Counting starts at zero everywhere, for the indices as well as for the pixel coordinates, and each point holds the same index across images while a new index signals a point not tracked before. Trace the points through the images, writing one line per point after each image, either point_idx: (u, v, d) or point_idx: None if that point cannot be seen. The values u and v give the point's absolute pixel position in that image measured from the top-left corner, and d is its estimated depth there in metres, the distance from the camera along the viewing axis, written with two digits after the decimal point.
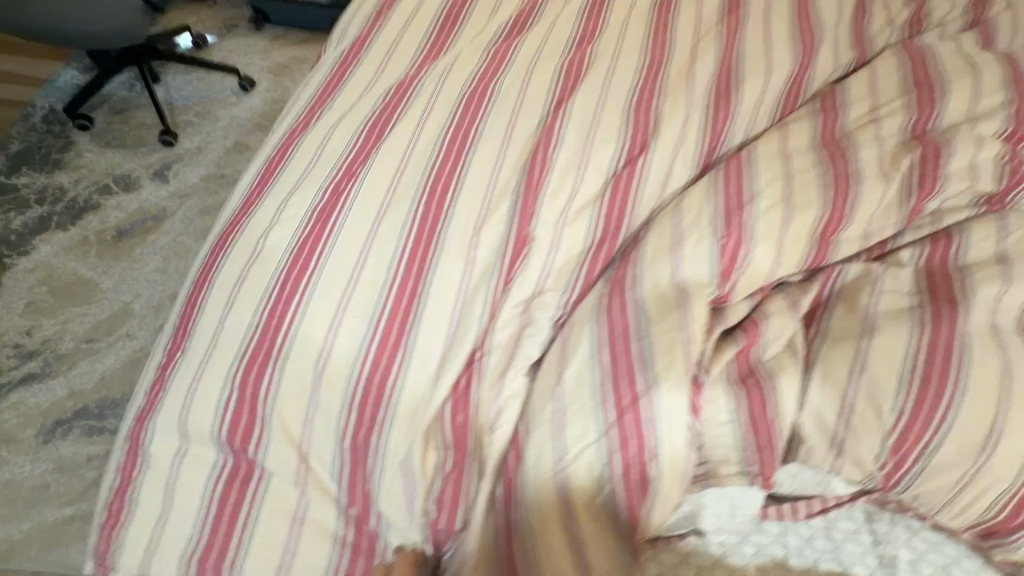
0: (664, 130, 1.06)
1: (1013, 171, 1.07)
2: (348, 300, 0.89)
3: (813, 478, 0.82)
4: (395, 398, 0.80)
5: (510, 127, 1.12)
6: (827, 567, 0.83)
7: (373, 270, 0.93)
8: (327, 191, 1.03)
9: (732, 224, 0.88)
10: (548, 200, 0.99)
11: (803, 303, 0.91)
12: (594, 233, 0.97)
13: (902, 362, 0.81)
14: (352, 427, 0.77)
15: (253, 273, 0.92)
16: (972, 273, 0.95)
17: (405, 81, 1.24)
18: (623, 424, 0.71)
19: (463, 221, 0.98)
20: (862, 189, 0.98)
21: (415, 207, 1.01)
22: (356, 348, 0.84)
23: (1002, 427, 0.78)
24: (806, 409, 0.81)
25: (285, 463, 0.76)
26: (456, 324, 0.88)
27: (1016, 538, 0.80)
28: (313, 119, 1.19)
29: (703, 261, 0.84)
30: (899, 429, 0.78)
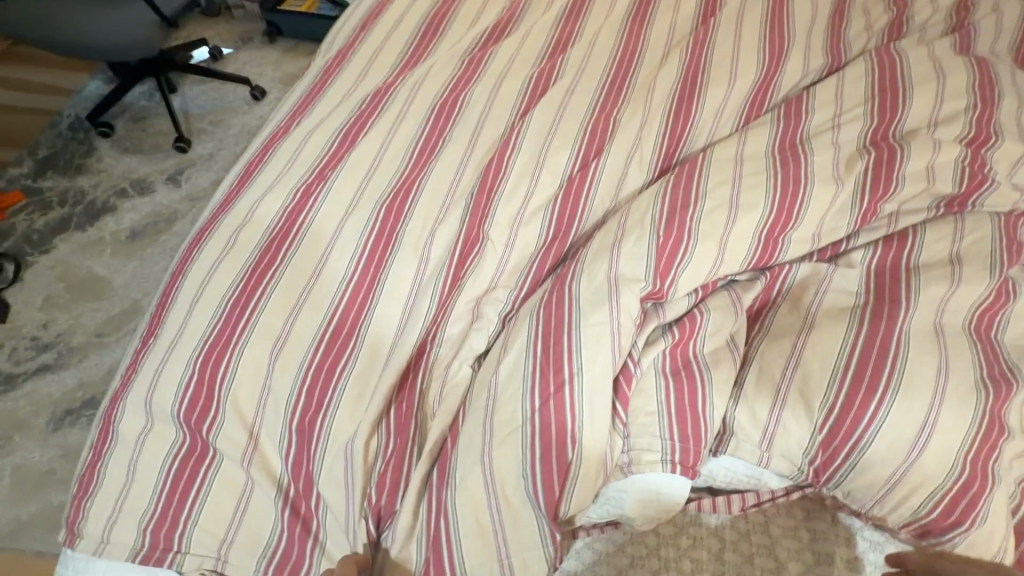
0: (619, 136, 1.13)
1: (973, 174, 1.08)
2: (310, 293, 0.96)
3: (746, 472, 0.83)
4: (342, 384, 0.85)
5: (478, 135, 1.21)
6: (762, 564, 0.84)
7: (335, 266, 1.00)
8: (299, 192, 1.10)
9: (675, 222, 0.92)
10: (503, 203, 1.05)
11: (745, 300, 0.92)
12: (546, 232, 1.03)
13: (836, 359, 0.83)
14: (300, 409, 0.82)
15: (223, 267, 0.98)
16: (922, 273, 0.96)
17: (383, 89, 1.31)
18: (546, 410, 0.75)
19: (423, 221, 1.06)
20: (812, 191, 1.01)
21: (379, 208, 1.08)
22: (310, 338, 0.90)
23: (935, 425, 0.78)
24: (739, 402, 0.82)
25: (233, 443, 0.80)
26: (409, 316, 0.94)
27: (951, 539, 0.78)
28: (294, 124, 1.26)
29: (642, 257, 0.87)
30: (829, 425, 0.79)
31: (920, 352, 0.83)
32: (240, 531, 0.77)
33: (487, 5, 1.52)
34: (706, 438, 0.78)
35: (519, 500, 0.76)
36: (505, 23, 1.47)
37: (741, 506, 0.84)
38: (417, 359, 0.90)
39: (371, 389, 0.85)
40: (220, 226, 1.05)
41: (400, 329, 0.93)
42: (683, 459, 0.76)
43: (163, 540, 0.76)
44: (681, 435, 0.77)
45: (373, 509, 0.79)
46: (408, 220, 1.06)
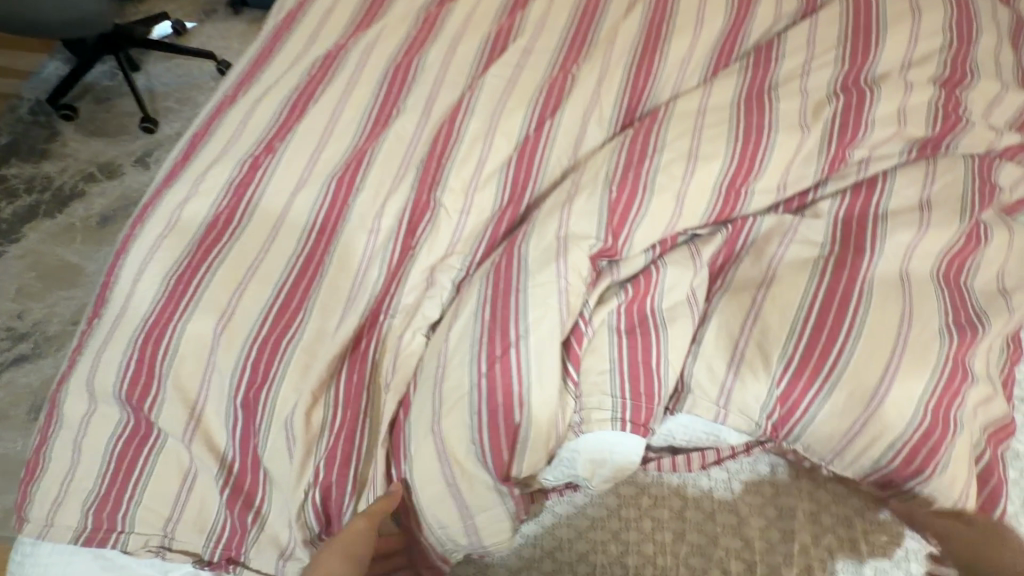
0: (578, 91, 1.08)
1: (945, 116, 1.05)
2: (257, 267, 0.92)
3: (704, 429, 0.81)
4: (288, 356, 0.82)
5: (435, 97, 1.15)
6: (723, 519, 0.83)
7: (285, 240, 0.96)
8: (245, 162, 1.05)
9: (630, 177, 0.89)
10: (457, 168, 1.01)
11: (705, 254, 0.89)
12: (502, 195, 0.99)
13: (795, 312, 0.80)
14: (245, 384, 0.80)
15: (166, 243, 0.94)
16: (889, 220, 0.92)
17: (334, 52, 1.24)
18: (494, 374, 0.72)
19: (376, 191, 1.02)
20: (775, 139, 0.97)
21: (330, 178, 1.04)
22: (257, 313, 0.87)
23: (897, 375, 0.76)
24: (697, 359, 0.80)
25: (174, 420, 0.78)
26: (360, 288, 0.91)
27: (913, 487, 0.78)
28: (241, 92, 1.20)
29: (594, 214, 0.84)
30: (787, 378, 0.77)
31: (884, 301, 0.81)
32: (185, 508, 0.76)
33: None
34: (661, 397, 0.76)
35: (472, 464, 0.75)
36: None
37: (700, 464, 0.83)
38: (369, 331, 0.87)
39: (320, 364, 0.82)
40: (162, 201, 1.01)
41: (352, 302, 0.89)
42: (637, 418, 0.75)
43: (107, 521, 0.74)
44: (635, 394, 0.75)
45: (321, 481, 0.76)
46: (359, 190, 1.01)
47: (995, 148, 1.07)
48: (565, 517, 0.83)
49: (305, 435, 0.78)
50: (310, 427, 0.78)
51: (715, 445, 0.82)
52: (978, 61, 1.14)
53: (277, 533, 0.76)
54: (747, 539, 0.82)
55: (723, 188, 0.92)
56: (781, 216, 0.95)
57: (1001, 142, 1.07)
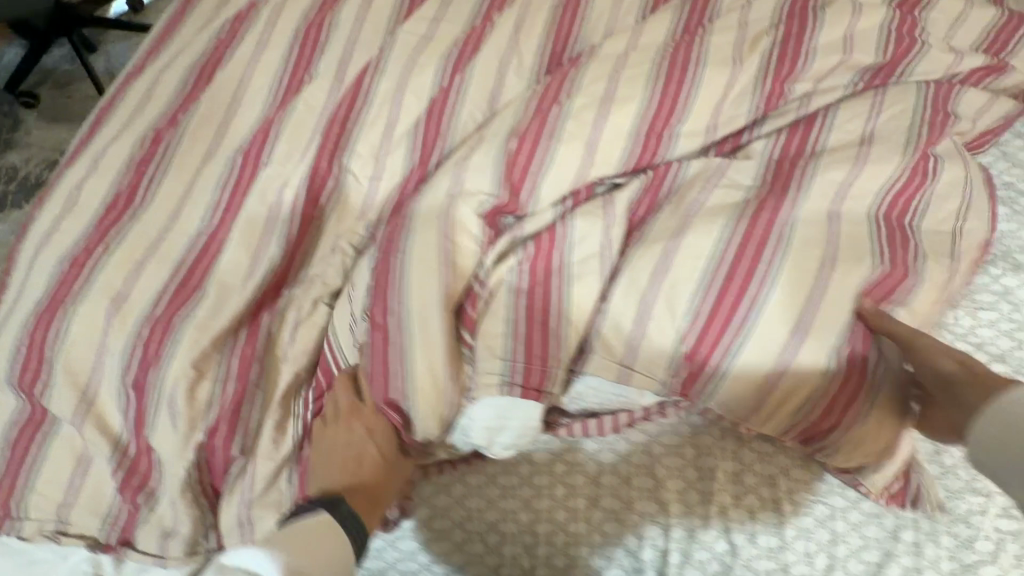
0: (497, 39, 1.01)
1: (899, 40, 0.94)
2: (157, 245, 0.88)
3: (614, 391, 0.77)
4: (178, 334, 0.79)
5: (350, 54, 1.08)
6: (640, 483, 0.78)
7: (187, 214, 0.92)
8: (148, 137, 1.00)
9: (532, 128, 0.84)
10: (367, 129, 0.96)
11: (621, 203, 0.82)
12: (413, 156, 0.94)
13: (706, 261, 0.74)
14: (135, 365, 0.78)
15: (63, 222, 0.91)
16: (824, 157, 0.85)
17: (247, 11, 1.16)
18: (378, 343, 0.73)
19: (283, 155, 0.95)
20: (702, 78, 0.89)
21: (238, 147, 0.98)
22: (153, 290, 0.84)
23: (810, 323, 0.71)
24: (603, 316, 0.74)
25: (64, 401, 0.77)
26: (262, 261, 0.87)
27: (835, 439, 0.72)
28: (150, 61, 1.14)
29: (488, 167, 0.82)
30: (695, 333, 0.72)
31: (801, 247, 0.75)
32: (82, 487, 0.76)
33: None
34: (558, 360, 0.74)
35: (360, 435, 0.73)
36: None
37: (614, 428, 0.79)
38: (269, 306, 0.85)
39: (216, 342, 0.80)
40: (62, 179, 0.97)
41: (252, 276, 0.86)
42: (532, 381, 0.74)
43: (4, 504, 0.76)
44: (528, 356, 0.73)
45: (216, 456, 0.76)
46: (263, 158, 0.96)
47: (956, 73, 0.96)
48: (474, 488, 0.79)
49: (194, 413, 0.76)
50: (200, 404, 0.76)
51: (627, 407, 0.78)
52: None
53: (170, 511, 0.75)
54: (664, 502, 0.77)
55: (640, 135, 0.86)
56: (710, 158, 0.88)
57: (962, 65, 0.97)
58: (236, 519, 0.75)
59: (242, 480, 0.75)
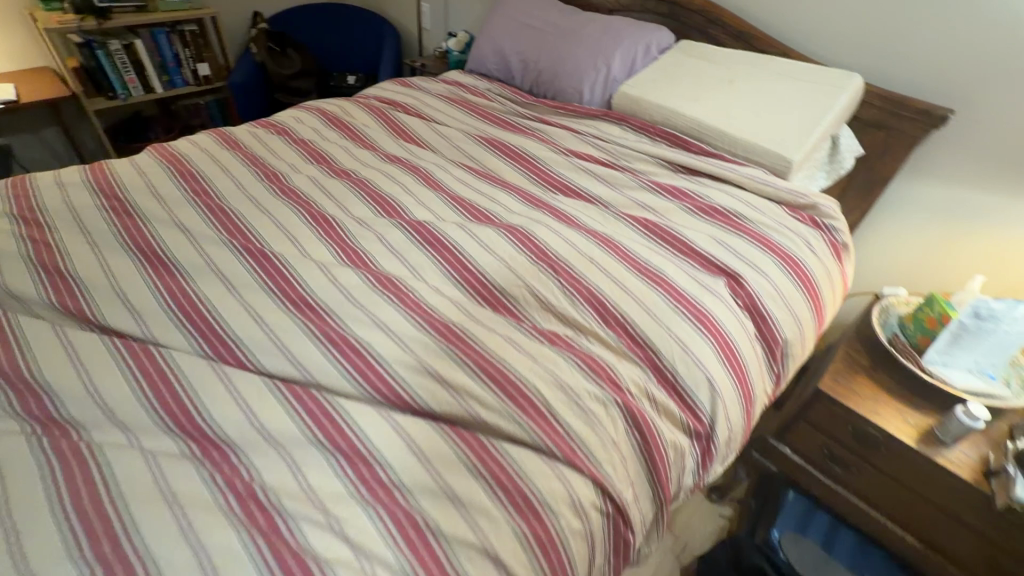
0: (424, 165, 1.45)
1: (513, 157, 1.50)
2: (190, 513, 0.70)
3: (728, 312, 1.10)
4: (327, 397, 0.86)
5: (253, 301, 0.99)
6: (690, 478, 1.00)
7: (165, 561, 0.66)
8: (77, 482, 0.72)
9: (458, 342, 0.95)
10: (348, 406, 0.85)
11: (584, 283, 1.11)
12: (466, 214, 1.29)
13: (607, 213, 1.32)
14: (277, 559, 0.67)
15: (116, 458, 0.76)
16: (560, 202, 1.35)
17: (65, 331, 0.92)
18: (616, 247, 1.20)
19: (318, 289, 1.02)
20: (499, 213, 1.30)
21: (57, 492, 0.71)
22: (337, 395, 0.87)
23: (683, 203, 1.31)
24: (648, 333, 1.03)
25: (195, 495, 0.73)
26: (417, 343, 0.94)
27: (785, 340, 1.12)
28: (20, 353, 0.88)
29: (447, 361, 0.92)
30: (669, 196, 1.33)
31: (645, 82, 1.57)
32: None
33: (193, 138, 1.45)
34: (658, 355, 1.02)
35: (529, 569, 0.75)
36: (122, 214, 1.15)
37: (662, 475, 0.92)
38: (457, 336, 0.96)
39: (402, 348, 0.93)
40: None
41: (433, 371, 0.90)
42: (653, 279, 1.13)
43: None
44: (619, 255, 1.18)
45: (512, 399, 0.87)
46: (281, 265, 1.06)
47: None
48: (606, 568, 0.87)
49: (517, 459, 0.82)
50: (534, 433, 0.85)
51: (656, 446, 0.92)
52: (546, 33, 1.80)
53: (405, 454, 0.80)
54: (684, 488, 1.00)
55: (547, 199, 1.36)
56: (552, 215, 1.30)
57: (558, 133, 1.57)
58: (527, 528, 0.77)
59: (481, 443, 0.83)
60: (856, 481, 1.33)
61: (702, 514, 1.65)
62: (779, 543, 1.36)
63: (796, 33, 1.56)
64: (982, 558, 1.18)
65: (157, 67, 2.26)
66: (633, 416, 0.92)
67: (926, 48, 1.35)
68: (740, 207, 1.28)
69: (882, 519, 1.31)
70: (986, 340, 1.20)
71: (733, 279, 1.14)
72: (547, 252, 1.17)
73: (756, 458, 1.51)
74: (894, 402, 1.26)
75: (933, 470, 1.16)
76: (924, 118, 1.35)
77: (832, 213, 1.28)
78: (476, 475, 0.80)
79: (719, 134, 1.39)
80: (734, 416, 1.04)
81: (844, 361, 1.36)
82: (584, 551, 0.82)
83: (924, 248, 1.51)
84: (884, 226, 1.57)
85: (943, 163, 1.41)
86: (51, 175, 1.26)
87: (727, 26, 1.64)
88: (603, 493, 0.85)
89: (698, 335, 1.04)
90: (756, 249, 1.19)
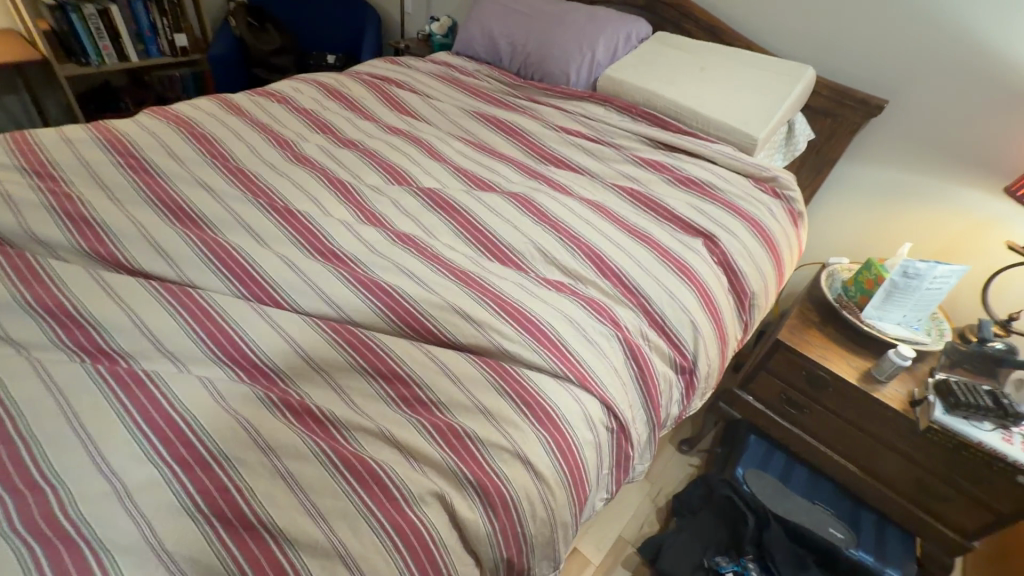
0: (425, 137, 1.54)
1: (508, 132, 1.61)
2: (252, 423, 0.78)
3: (706, 266, 1.26)
4: (363, 331, 0.95)
5: (282, 250, 1.06)
6: (676, 407, 1.16)
7: (237, 460, 0.74)
8: (139, 400, 0.78)
9: (476, 286, 1.06)
10: (384, 339, 0.94)
11: (581, 241, 1.24)
12: (469, 182, 1.39)
13: (598, 183, 1.45)
14: (336, 457, 0.76)
15: (173, 380, 0.82)
16: (555, 172, 1.47)
17: (101, 273, 0.96)
18: (607, 212, 1.34)
19: (342, 241, 1.10)
20: (499, 182, 1.41)
21: (124, 409, 0.77)
22: (372, 331, 0.96)
23: (663, 175, 1.46)
24: (640, 281, 1.18)
25: (253, 410, 0.80)
26: (440, 286, 1.04)
27: (752, 291, 1.29)
28: (60, 290, 0.91)
29: (469, 300, 1.03)
30: (651, 168, 1.48)
31: (627, 67, 1.72)
32: (294, 476, 0.73)
33: (195, 102, 1.47)
34: (649, 300, 1.16)
35: (551, 469, 0.87)
36: (138, 170, 1.18)
37: (655, 399, 1.07)
38: (475, 282, 1.07)
39: (428, 290, 1.03)
40: (48, 345, 0.85)
41: (458, 308, 1.00)
42: (641, 237, 1.27)
43: None
44: (610, 218, 1.32)
45: (529, 332, 0.99)
46: (305, 219, 1.13)
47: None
48: (609, 477, 1.01)
49: (535, 382, 0.94)
50: (549, 360, 0.97)
51: (649, 375, 1.07)
52: (533, 19, 1.92)
53: (439, 376, 0.90)
54: (670, 416, 1.15)
55: (542, 169, 1.48)
56: (547, 184, 1.42)
57: (548, 111, 1.69)
58: (549, 436, 0.89)
59: (504, 369, 0.95)
60: (808, 421, 1.53)
61: (672, 464, 1.82)
62: (744, 479, 1.54)
63: (758, 28, 1.75)
64: (908, 478, 1.40)
65: (133, 36, 2.22)
66: (630, 348, 1.06)
67: (865, 45, 1.57)
68: (713, 178, 1.44)
69: (829, 453, 1.52)
70: (913, 295, 1.42)
71: (709, 239, 1.31)
72: (547, 214, 1.29)
73: (722, 407, 1.69)
74: (839, 349, 1.47)
75: (871, 403, 1.37)
76: (863, 107, 1.57)
77: (790, 185, 1.47)
78: (502, 393, 0.91)
79: (694, 116, 1.56)
80: (712, 355, 1.20)
81: (798, 317, 1.56)
82: (594, 459, 0.95)
83: (863, 222, 1.74)
84: (830, 203, 1.79)
85: (878, 146, 1.63)
86: (55, 131, 1.26)
87: (698, 21, 1.81)
88: (608, 410, 0.98)
89: (681, 284, 1.20)
90: (727, 214, 1.36)
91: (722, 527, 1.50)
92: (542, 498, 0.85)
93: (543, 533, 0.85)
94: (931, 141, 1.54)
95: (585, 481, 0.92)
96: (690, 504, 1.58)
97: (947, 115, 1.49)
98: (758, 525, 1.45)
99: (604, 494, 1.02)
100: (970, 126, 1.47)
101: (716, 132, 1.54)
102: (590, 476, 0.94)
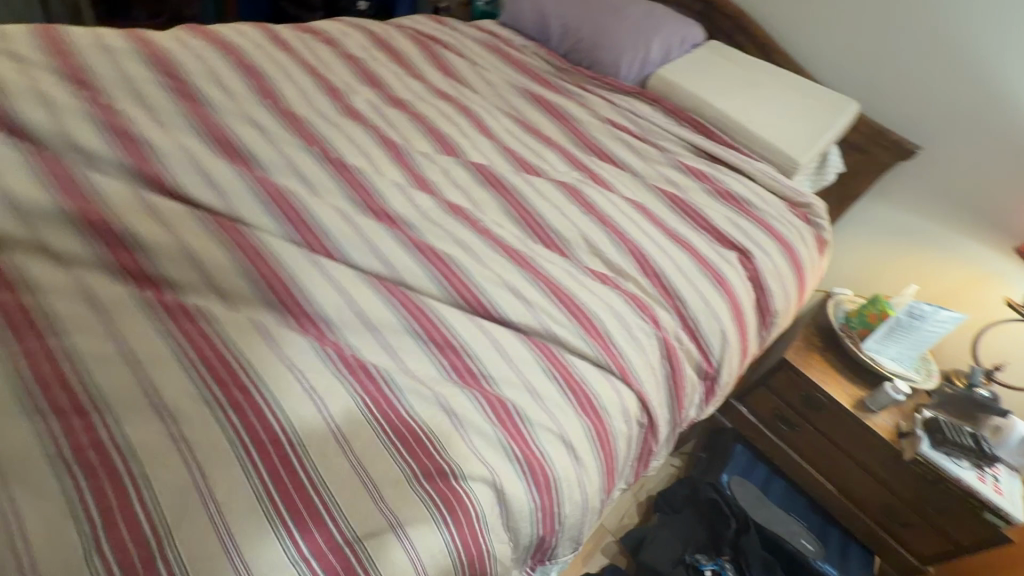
0: (473, 108, 1.50)
1: (555, 116, 1.59)
2: (308, 373, 0.77)
3: (738, 279, 1.29)
4: (417, 296, 0.94)
5: (335, 203, 1.02)
6: (695, 409, 1.19)
7: (292, 412, 0.73)
8: (194, 338, 0.76)
9: (528, 267, 1.05)
10: (438, 306, 0.93)
11: (626, 238, 1.24)
12: (516, 163, 1.37)
13: (641, 182, 1.46)
14: (388, 422, 0.76)
15: (225, 319, 0.79)
16: (600, 165, 1.47)
17: (147, 194, 0.90)
18: (649, 213, 1.35)
19: (396, 204, 1.07)
20: (545, 167, 1.39)
21: (177, 344, 0.75)
22: (426, 297, 0.95)
23: (704, 184, 1.48)
24: (679, 285, 1.20)
25: (306, 359, 0.78)
26: (493, 262, 1.03)
27: (775, 310, 1.34)
28: (104, 206, 0.85)
29: (522, 280, 1.02)
30: (693, 175, 1.50)
31: (678, 71, 1.72)
32: (348, 436, 0.73)
33: (240, 29, 1.39)
34: (685, 305, 1.18)
35: (588, 455, 0.89)
36: (184, 94, 1.11)
37: (680, 401, 1.10)
38: (526, 263, 1.07)
39: (482, 264, 1.02)
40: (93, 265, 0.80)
41: (510, 286, 1.00)
42: (681, 242, 1.29)
43: None
44: (653, 219, 1.33)
45: (577, 320, 1.00)
46: (359, 172, 1.09)
47: None
48: (630, 469, 1.04)
49: (579, 369, 0.95)
50: (594, 350, 0.98)
51: (680, 377, 1.09)
52: (589, 4, 1.88)
53: (491, 352, 0.90)
54: (688, 417, 1.19)
55: (587, 161, 1.47)
56: (592, 176, 1.42)
57: (595, 101, 1.68)
58: (590, 424, 0.91)
59: (552, 353, 0.95)
60: (796, 438, 1.61)
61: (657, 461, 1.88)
62: (728, 483, 1.60)
63: (808, 55, 1.78)
64: (879, 503, 1.50)
65: None
66: (666, 349, 1.09)
67: (908, 91, 1.62)
68: (751, 195, 1.47)
69: (810, 471, 1.61)
70: (914, 335, 1.50)
71: (743, 254, 1.34)
72: (594, 206, 1.30)
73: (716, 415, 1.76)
74: (838, 376, 1.54)
75: (861, 430, 1.45)
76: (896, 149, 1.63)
77: (821, 213, 1.52)
78: (549, 376, 0.92)
79: (740, 130, 1.58)
80: (733, 366, 1.24)
81: (803, 341, 1.63)
82: (623, 450, 0.97)
83: (872, 260, 1.82)
84: (845, 237, 1.85)
85: (902, 190, 1.70)
86: (94, 34, 1.17)
87: (752, 37, 1.83)
88: (641, 406, 1.01)
89: (716, 294, 1.23)
90: (761, 232, 1.40)
91: (700, 525, 1.57)
92: (578, 483, 0.87)
93: (574, 516, 0.87)
94: (954, 193, 1.61)
95: (614, 470, 0.95)
96: (673, 503, 1.65)
97: (972, 171, 1.57)
98: (738, 529, 1.53)
99: (622, 485, 1.05)
100: (993, 184, 1.54)
101: (758, 149, 1.56)
102: (618, 466, 0.97)
